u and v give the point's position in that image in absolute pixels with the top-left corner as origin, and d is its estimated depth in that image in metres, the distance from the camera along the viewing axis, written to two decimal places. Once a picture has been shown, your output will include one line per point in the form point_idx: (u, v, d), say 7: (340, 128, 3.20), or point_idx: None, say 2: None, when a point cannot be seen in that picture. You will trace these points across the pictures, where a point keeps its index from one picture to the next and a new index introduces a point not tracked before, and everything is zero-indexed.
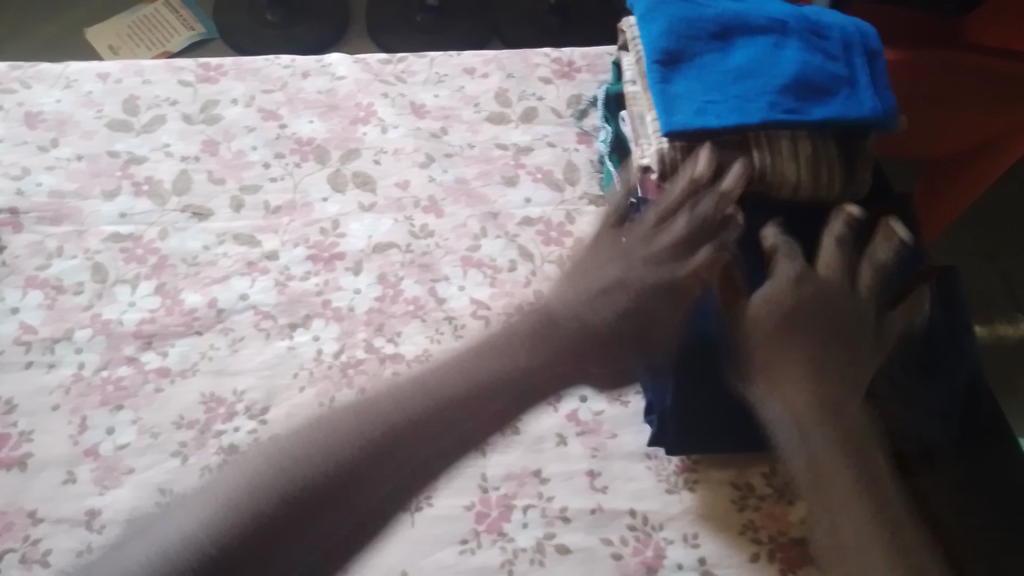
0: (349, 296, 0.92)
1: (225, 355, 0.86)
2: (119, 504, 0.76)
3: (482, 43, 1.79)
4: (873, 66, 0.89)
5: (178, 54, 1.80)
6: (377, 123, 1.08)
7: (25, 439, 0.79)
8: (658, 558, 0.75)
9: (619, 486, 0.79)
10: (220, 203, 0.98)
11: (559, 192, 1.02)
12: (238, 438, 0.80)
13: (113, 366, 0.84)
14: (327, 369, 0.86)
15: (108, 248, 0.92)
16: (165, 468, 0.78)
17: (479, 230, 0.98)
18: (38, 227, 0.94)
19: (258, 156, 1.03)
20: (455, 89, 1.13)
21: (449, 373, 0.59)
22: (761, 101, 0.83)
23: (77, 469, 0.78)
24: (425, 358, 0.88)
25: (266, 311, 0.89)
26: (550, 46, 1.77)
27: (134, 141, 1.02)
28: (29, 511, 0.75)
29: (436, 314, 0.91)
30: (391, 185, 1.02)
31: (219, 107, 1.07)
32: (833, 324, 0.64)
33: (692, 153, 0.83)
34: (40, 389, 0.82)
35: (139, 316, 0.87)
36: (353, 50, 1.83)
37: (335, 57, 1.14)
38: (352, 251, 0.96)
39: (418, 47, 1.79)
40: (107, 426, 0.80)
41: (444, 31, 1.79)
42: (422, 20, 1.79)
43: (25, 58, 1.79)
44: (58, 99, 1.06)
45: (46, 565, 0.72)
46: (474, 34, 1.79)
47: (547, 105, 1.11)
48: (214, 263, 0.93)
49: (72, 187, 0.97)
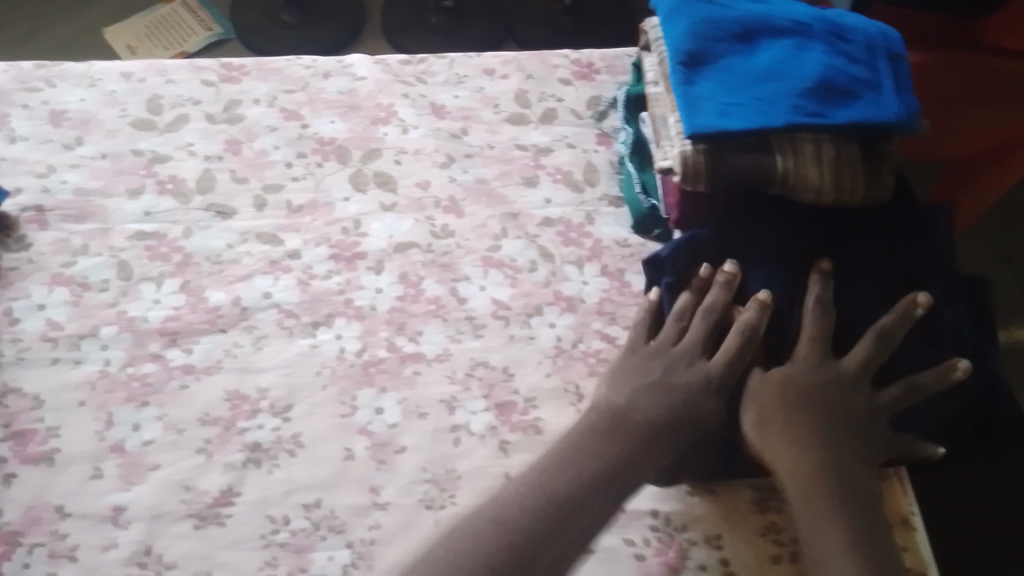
0: (371, 295, 0.93)
1: (249, 352, 0.87)
2: (143, 500, 0.76)
3: (495, 44, 1.80)
4: (897, 70, 0.89)
5: (195, 54, 1.82)
6: (398, 124, 1.09)
7: (51, 435, 0.80)
8: (680, 559, 0.76)
9: (641, 487, 0.80)
10: (243, 202, 0.99)
11: (578, 193, 1.02)
12: (262, 435, 0.81)
13: (139, 363, 0.85)
14: (349, 368, 0.87)
15: (133, 246, 0.93)
16: (190, 464, 0.78)
17: (500, 231, 0.99)
18: (63, 224, 0.95)
19: (280, 156, 1.04)
20: (475, 89, 1.13)
21: (522, 494, 0.70)
22: (783, 103, 0.83)
23: (103, 465, 0.78)
24: (445, 358, 0.88)
25: (289, 309, 0.90)
26: (564, 46, 1.77)
27: (158, 140, 1.03)
28: (56, 506, 0.76)
29: (457, 314, 0.92)
30: (412, 186, 1.03)
31: (242, 107, 1.08)
32: (821, 395, 0.76)
33: (713, 155, 0.83)
34: (66, 385, 0.83)
35: (163, 313, 0.88)
36: (367, 51, 1.84)
37: (355, 58, 1.15)
38: (374, 250, 0.96)
39: (433, 47, 1.80)
40: (132, 422, 0.81)
41: (458, 32, 1.80)
42: (437, 21, 1.80)
43: (43, 57, 1.80)
44: (82, 98, 1.07)
45: (74, 560, 0.73)
46: (488, 35, 1.80)
47: (566, 106, 1.11)
48: (237, 261, 0.93)
49: (96, 185, 0.98)
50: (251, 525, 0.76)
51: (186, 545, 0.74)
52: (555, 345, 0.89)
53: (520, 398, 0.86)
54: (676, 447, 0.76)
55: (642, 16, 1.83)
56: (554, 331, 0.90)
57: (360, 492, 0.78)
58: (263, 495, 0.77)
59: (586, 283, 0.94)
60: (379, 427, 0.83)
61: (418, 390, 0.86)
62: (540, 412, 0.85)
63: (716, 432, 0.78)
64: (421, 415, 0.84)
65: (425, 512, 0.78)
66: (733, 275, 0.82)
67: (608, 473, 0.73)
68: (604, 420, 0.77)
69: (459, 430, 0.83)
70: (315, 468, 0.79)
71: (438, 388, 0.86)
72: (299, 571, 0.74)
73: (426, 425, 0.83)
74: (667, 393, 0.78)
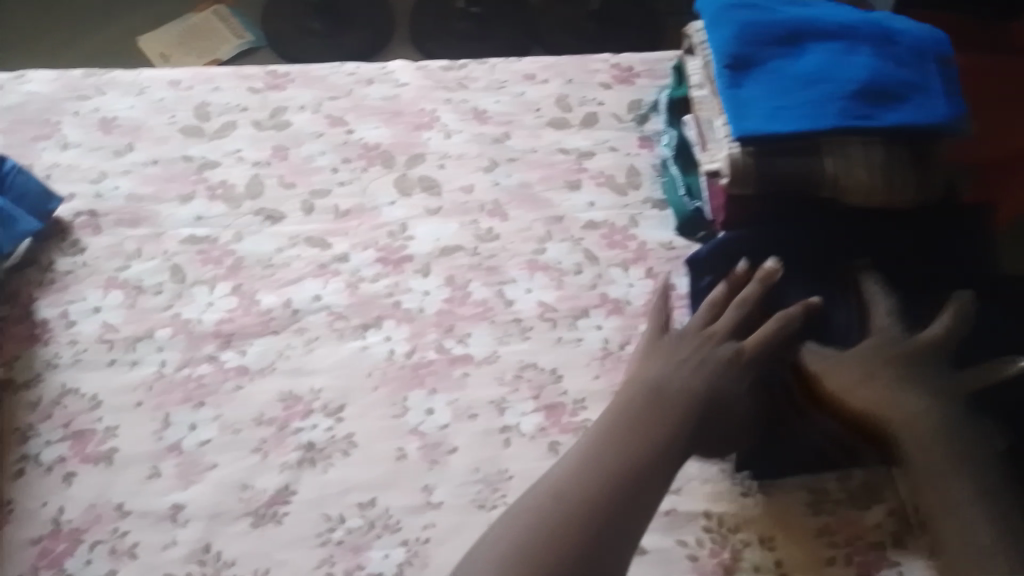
0: (419, 298, 0.94)
1: (301, 354, 0.88)
2: (201, 500, 0.77)
3: (522, 50, 1.80)
4: (947, 72, 0.87)
5: (228, 62, 1.83)
6: (441, 129, 1.09)
7: (109, 434, 0.81)
8: (735, 560, 0.76)
9: (693, 489, 0.80)
10: (292, 206, 1.01)
11: (622, 196, 1.02)
12: (316, 435, 0.82)
13: (194, 365, 0.86)
14: (399, 369, 0.88)
15: (186, 250, 0.95)
16: (247, 463, 0.80)
17: (545, 234, 0.99)
18: (117, 228, 0.96)
19: (326, 161, 1.05)
20: (515, 95, 1.13)
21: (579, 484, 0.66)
22: (832, 106, 0.83)
23: (161, 464, 0.79)
24: (493, 360, 0.89)
25: (339, 312, 0.92)
26: (591, 51, 1.78)
27: (207, 147, 1.05)
28: (116, 504, 0.77)
29: (505, 316, 0.92)
30: (456, 190, 1.04)
31: (288, 114, 1.09)
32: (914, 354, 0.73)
33: (761, 157, 0.83)
34: (123, 385, 0.84)
35: (218, 315, 0.90)
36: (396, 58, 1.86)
37: (397, 65, 1.16)
38: (421, 254, 0.97)
39: (460, 54, 1.81)
40: (189, 423, 0.82)
41: (486, 38, 1.81)
42: (465, 29, 1.82)
43: (78, 65, 1.83)
44: (131, 105, 1.08)
45: (135, 557, 0.74)
46: (516, 41, 1.81)
47: (607, 110, 1.12)
48: (288, 265, 0.95)
49: (148, 191, 0.99)
50: (307, 524, 0.77)
51: (245, 544, 0.75)
52: (602, 347, 0.90)
53: (569, 399, 0.86)
54: (705, 432, 0.73)
55: (671, 20, 1.84)
56: (601, 333, 0.91)
57: (413, 492, 0.79)
58: (318, 494, 0.79)
59: (632, 285, 0.94)
60: (430, 428, 0.84)
61: (468, 391, 0.87)
62: (589, 413, 0.85)
63: (745, 416, 0.76)
64: (472, 417, 0.85)
65: (478, 512, 0.78)
66: (773, 272, 0.81)
67: (650, 454, 0.69)
68: (644, 400, 0.73)
69: (509, 430, 0.84)
70: (368, 467, 0.81)
71: (488, 390, 0.87)
72: (356, 570, 0.75)
73: (476, 426, 0.84)
74: (701, 373, 0.75)
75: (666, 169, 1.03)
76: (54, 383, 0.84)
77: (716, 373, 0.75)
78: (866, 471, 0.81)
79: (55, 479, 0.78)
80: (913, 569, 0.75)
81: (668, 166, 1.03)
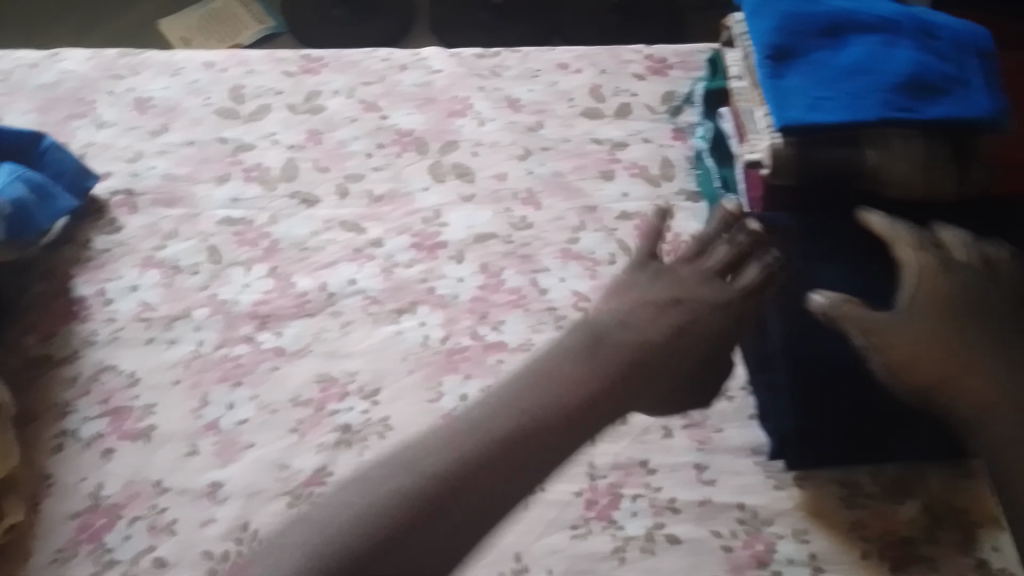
0: (453, 284, 0.94)
1: (336, 337, 0.89)
2: (238, 478, 0.78)
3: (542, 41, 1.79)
4: (987, 67, 0.88)
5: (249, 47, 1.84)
6: (474, 116, 1.09)
7: (147, 412, 0.81)
8: (768, 552, 0.76)
9: (726, 480, 0.80)
10: (326, 190, 1.01)
11: (656, 188, 1.03)
12: (352, 417, 0.83)
13: (231, 345, 0.87)
14: (434, 355, 0.88)
15: (222, 231, 0.95)
16: (284, 444, 0.80)
17: (579, 224, 0.99)
18: (153, 209, 0.96)
19: (360, 146, 1.05)
20: (548, 84, 1.13)
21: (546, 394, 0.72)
22: (876, 97, 0.83)
23: (199, 443, 0.80)
24: (527, 348, 0.89)
25: (373, 296, 0.92)
26: (611, 42, 1.76)
27: (242, 130, 1.05)
28: (154, 481, 0.77)
29: (538, 304, 0.92)
30: (490, 177, 1.03)
31: (322, 98, 1.09)
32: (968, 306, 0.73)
33: (803, 147, 0.83)
34: (161, 364, 0.85)
35: (254, 296, 0.91)
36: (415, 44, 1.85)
37: (431, 52, 1.16)
38: (454, 240, 0.98)
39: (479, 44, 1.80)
40: (226, 402, 0.83)
41: (505, 28, 1.80)
42: (484, 19, 1.81)
43: (100, 45, 1.83)
44: (166, 86, 1.08)
45: (173, 534, 0.74)
46: (536, 30, 1.80)
47: (640, 101, 1.12)
48: (322, 249, 0.96)
49: (184, 172, 1.00)
50: None
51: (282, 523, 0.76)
52: None
53: None
54: (670, 367, 0.79)
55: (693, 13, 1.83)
56: None
57: None
58: None
59: None
60: None
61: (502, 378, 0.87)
62: None
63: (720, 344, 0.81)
64: None
65: None
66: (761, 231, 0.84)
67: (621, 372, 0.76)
68: (627, 317, 0.81)
69: None
70: None
71: None
72: None
73: None
74: (686, 300, 0.82)
75: (700, 161, 1.04)
76: (92, 360, 0.84)
77: (700, 301, 0.82)
78: (898, 467, 0.81)
79: (93, 455, 0.79)
80: (946, 566, 0.75)
81: (703, 157, 1.03)
